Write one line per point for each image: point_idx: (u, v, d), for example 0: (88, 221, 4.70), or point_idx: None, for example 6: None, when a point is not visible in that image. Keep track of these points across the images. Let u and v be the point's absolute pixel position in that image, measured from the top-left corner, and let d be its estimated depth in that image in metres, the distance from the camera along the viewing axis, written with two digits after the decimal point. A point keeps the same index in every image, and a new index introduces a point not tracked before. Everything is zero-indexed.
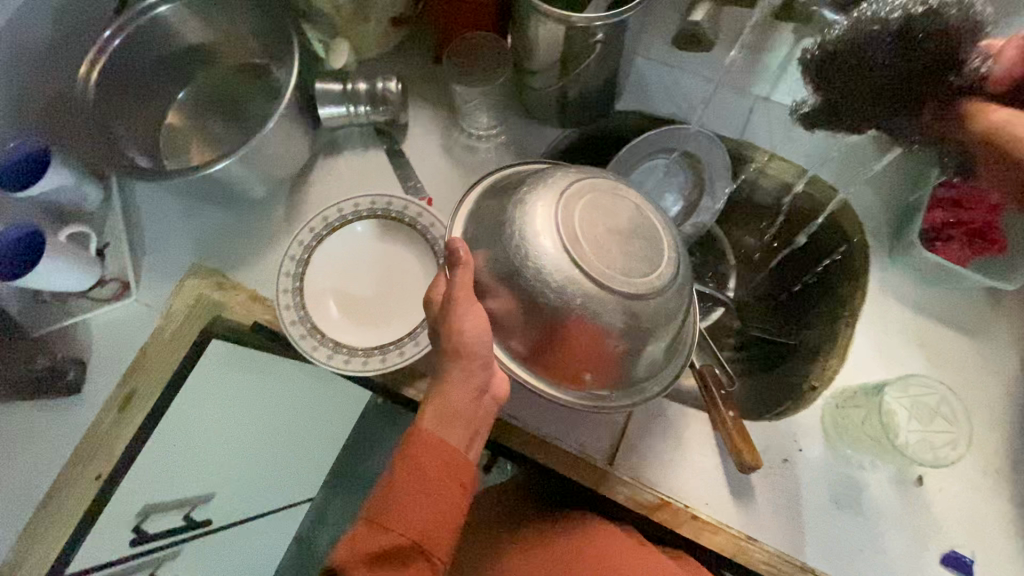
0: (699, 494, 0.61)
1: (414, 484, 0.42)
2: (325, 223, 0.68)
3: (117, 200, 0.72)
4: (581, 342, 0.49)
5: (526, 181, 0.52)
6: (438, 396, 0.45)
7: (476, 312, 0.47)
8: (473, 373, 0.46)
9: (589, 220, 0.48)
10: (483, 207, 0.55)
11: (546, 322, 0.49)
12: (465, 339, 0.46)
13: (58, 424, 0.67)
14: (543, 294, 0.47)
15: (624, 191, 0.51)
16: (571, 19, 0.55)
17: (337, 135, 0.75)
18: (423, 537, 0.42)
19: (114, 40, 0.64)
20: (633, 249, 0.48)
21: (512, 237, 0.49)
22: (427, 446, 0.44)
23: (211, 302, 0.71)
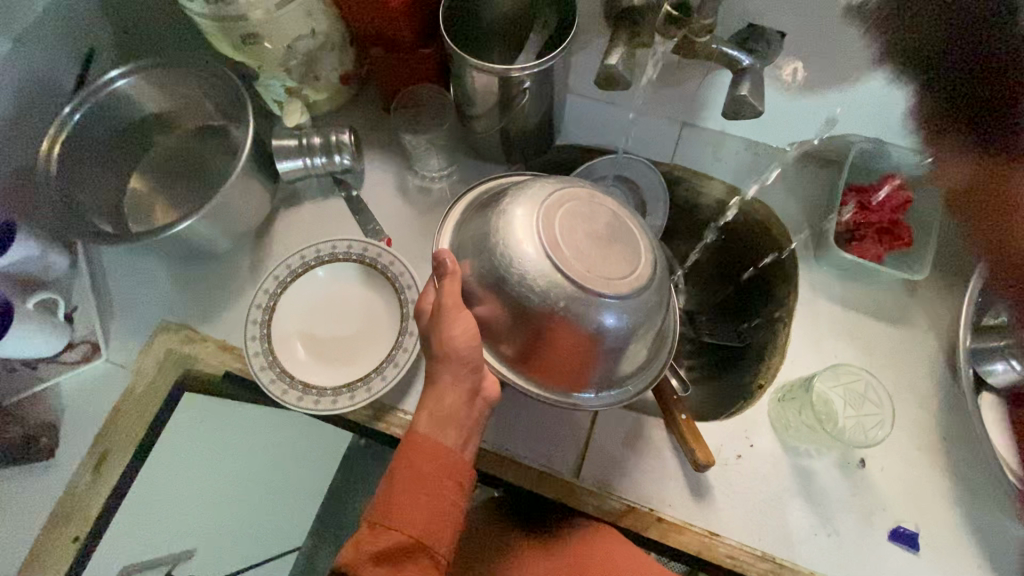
0: (661, 496, 0.64)
1: (413, 483, 0.48)
2: (289, 271, 0.71)
3: (84, 266, 0.74)
4: (563, 344, 0.53)
5: (508, 193, 0.56)
6: (431, 401, 0.51)
7: (461, 320, 0.52)
8: (463, 378, 0.52)
9: (568, 227, 0.52)
10: (466, 222, 0.59)
11: (524, 330, 0.53)
12: (455, 344, 0.51)
13: (32, 490, 0.68)
14: (522, 300, 0.51)
15: (600, 200, 0.55)
16: (499, 70, 0.61)
17: (297, 188, 0.79)
18: (424, 531, 0.47)
19: (74, 115, 0.69)
20: (610, 253, 0.52)
21: (496, 246, 0.52)
22: (425, 447, 0.49)
23: (181, 356, 0.72)
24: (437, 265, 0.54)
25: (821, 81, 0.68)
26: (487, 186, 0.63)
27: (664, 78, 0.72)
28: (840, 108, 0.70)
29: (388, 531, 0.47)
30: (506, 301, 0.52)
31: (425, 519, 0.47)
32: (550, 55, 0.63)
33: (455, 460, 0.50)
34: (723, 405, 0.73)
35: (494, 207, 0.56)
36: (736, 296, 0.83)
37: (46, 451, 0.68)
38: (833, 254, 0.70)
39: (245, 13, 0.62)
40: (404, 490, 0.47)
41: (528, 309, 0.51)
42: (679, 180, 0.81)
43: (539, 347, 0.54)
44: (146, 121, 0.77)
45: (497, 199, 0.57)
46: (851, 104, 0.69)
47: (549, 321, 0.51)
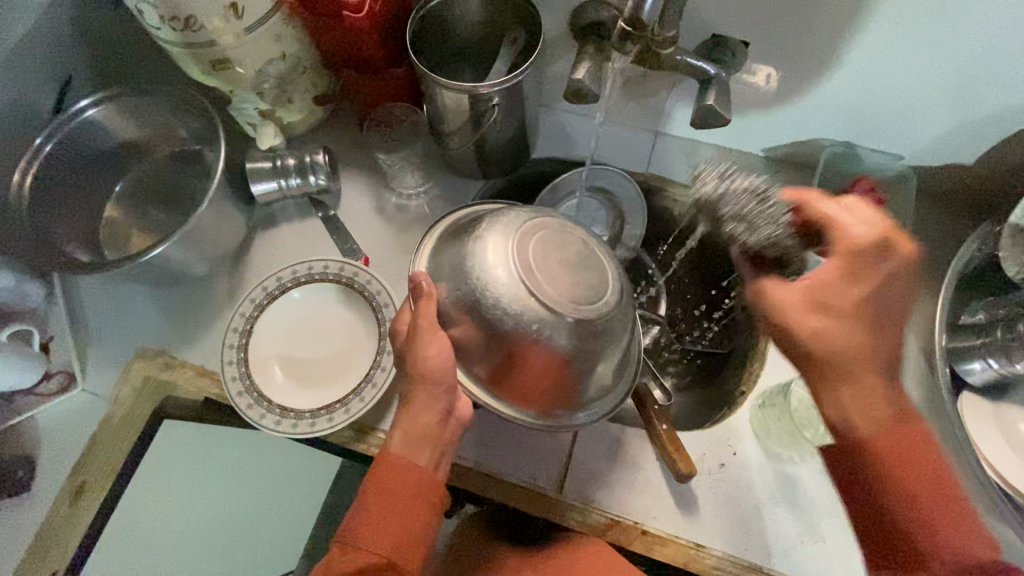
0: (646, 509, 0.63)
1: (383, 502, 0.50)
2: (266, 293, 0.71)
3: (60, 295, 0.74)
4: (534, 365, 0.53)
5: (482, 220, 0.56)
6: (406, 421, 0.52)
7: (437, 341, 0.52)
8: (438, 398, 0.52)
9: (541, 254, 0.52)
10: (440, 246, 0.59)
11: (494, 354, 0.53)
12: (430, 365, 0.51)
13: (8, 525, 0.67)
14: (495, 323, 0.51)
15: (573, 227, 0.55)
16: (466, 88, 0.62)
17: (274, 210, 0.79)
18: (395, 551, 0.49)
19: (46, 145, 0.69)
20: (583, 281, 0.52)
21: (470, 270, 0.52)
22: (397, 468, 0.51)
23: (159, 382, 0.72)
24: (414, 287, 0.54)
25: (788, 88, 0.68)
26: (460, 212, 0.63)
27: (633, 89, 0.73)
28: (810, 113, 0.71)
29: (358, 550, 0.48)
30: (479, 325, 0.52)
31: (395, 539, 0.49)
32: (517, 72, 0.63)
33: (426, 479, 0.51)
34: (706, 415, 0.73)
35: (468, 232, 0.56)
36: (717, 302, 0.82)
37: (23, 484, 0.67)
38: (809, 258, 0.70)
39: (213, 39, 0.63)
40: (377, 509, 0.49)
41: (500, 333, 0.51)
42: (654, 188, 0.81)
43: (512, 370, 0.54)
44: (120, 149, 0.77)
45: (472, 222, 0.57)
46: (821, 107, 0.70)
47: (520, 345, 0.51)
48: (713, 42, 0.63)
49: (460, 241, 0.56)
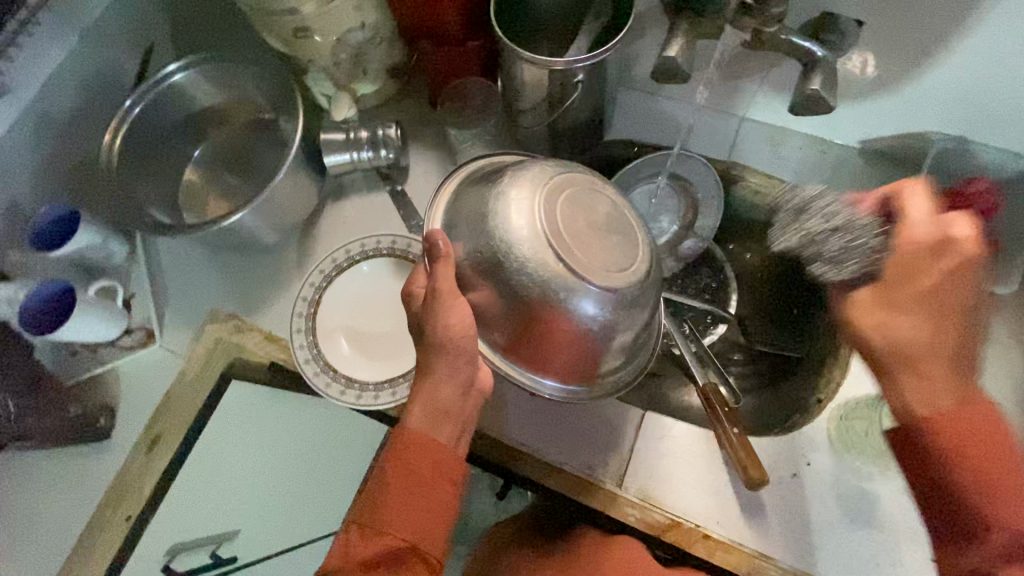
0: (707, 514, 0.61)
1: (406, 484, 0.48)
2: (335, 265, 0.71)
3: (142, 253, 0.76)
4: (562, 334, 0.52)
5: (505, 172, 0.55)
6: (427, 393, 0.51)
7: (458, 308, 0.51)
8: (458, 370, 0.51)
9: (568, 214, 0.51)
10: (461, 198, 0.58)
11: (519, 323, 0.52)
12: (449, 334, 0.50)
13: (87, 470, 0.71)
14: (520, 288, 0.50)
15: (600, 186, 0.54)
16: (549, 64, 0.59)
17: (344, 180, 0.79)
18: (416, 536, 0.47)
19: (134, 108, 0.71)
20: (611, 244, 0.51)
21: (494, 229, 0.51)
22: (418, 446, 0.49)
23: (230, 344, 0.74)
24: (432, 248, 0.54)
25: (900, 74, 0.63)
26: (474, 163, 0.62)
27: (726, 71, 0.69)
28: (918, 105, 0.65)
29: (380, 535, 0.47)
30: (502, 290, 0.51)
31: (418, 523, 0.47)
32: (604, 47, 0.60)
33: (449, 459, 0.49)
34: (777, 419, 0.69)
35: (491, 185, 0.54)
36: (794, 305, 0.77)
37: (104, 431, 0.71)
38: None
39: (297, 7, 0.62)
40: (397, 488, 0.47)
41: (523, 301, 0.51)
42: (733, 177, 0.77)
43: (535, 337, 0.53)
44: (201, 113, 0.78)
45: (495, 177, 0.55)
46: (929, 97, 0.64)
47: (546, 313, 0.50)
48: (820, 20, 0.60)
49: (480, 197, 0.54)
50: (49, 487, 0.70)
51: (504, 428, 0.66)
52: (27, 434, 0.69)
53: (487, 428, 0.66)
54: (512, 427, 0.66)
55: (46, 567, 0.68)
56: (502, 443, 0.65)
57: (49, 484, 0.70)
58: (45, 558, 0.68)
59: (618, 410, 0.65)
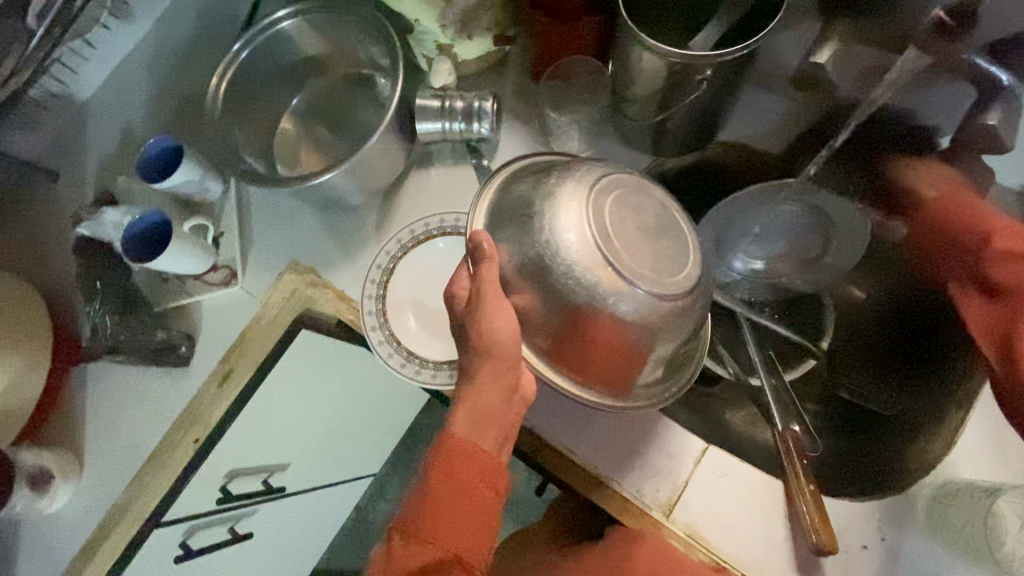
0: (759, 566, 0.58)
1: (452, 495, 0.45)
2: (412, 236, 0.71)
3: (234, 193, 0.78)
4: (606, 341, 0.48)
5: (552, 174, 0.51)
6: (471, 399, 0.47)
7: (503, 311, 0.49)
8: (504, 375, 0.49)
9: (617, 215, 0.47)
10: (505, 196, 0.53)
11: (566, 329, 0.49)
12: (496, 337, 0.48)
13: (166, 390, 0.76)
14: (568, 295, 0.47)
15: (649, 188, 0.50)
16: (676, 57, 0.53)
17: (430, 149, 0.77)
18: (463, 548, 0.45)
19: (242, 52, 0.71)
20: (662, 248, 0.48)
21: (542, 232, 0.48)
22: (464, 451, 0.47)
23: (304, 296, 0.76)
24: (472, 248, 0.50)
25: None
26: (517, 162, 0.57)
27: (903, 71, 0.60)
28: None
29: (424, 545, 0.45)
30: (547, 294, 0.48)
31: (464, 537, 0.45)
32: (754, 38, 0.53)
33: (494, 467, 0.47)
34: (856, 474, 0.65)
35: (540, 186, 0.50)
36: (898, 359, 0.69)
37: (184, 358, 0.75)
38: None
39: None
40: (440, 499, 0.45)
41: (570, 306, 0.47)
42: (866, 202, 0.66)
43: (577, 342, 0.49)
44: (302, 63, 0.77)
45: (544, 175, 0.51)
46: None
47: (592, 319, 0.47)
48: None
49: (528, 197, 0.50)
50: (134, 399, 0.76)
51: (555, 433, 0.63)
52: (117, 347, 0.73)
53: (538, 428, 0.64)
54: (562, 433, 0.63)
55: (121, 472, 0.74)
56: (551, 446, 0.63)
57: (134, 396, 0.76)
58: (123, 463, 0.75)
59: (675, 435, 0.62)
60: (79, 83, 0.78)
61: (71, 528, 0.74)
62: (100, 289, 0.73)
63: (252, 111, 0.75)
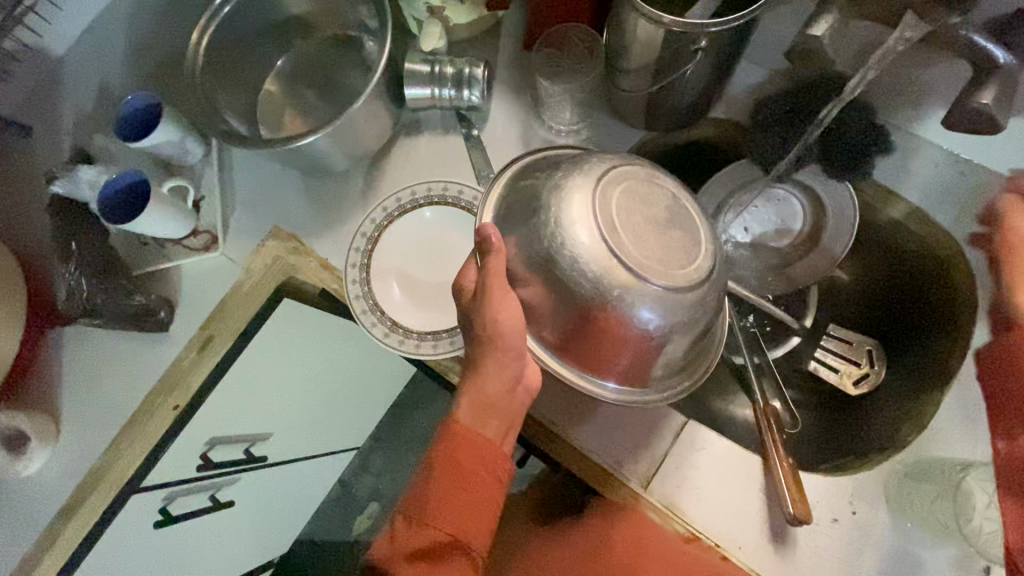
0: (733, 536, 0.59)
1: (448, 478, 0.47)
2: (397, 205, 0.69)
3: (216, 156, 0.77)
4: (614, 332, 0.48)
5: (562, 166, 0.51)
6: (473, 387, 0.50)
7: (508, 303, 0.49)
8: (507, 362, 0.50)
9: (624, 207, 0.47)
10: (514, 190, 0.54)
11: (573, 322, 0.49)
12: (500, 326, 0.49)
13: (146, 354, 0.75)
14: (573, 286, 0.47)
15: (661, 180, 0.50)
16: (671, 23, 0.51)
17: (419, 116, 0.75)
18: (460, 530, 0.47)
19: (224, 7, 0.68)
20: (670, 240, 0.47)
21: (550, 224, 0.47)
22: (464, 439, 0.48)
23: (287, 264, 0.75)
24: (481, 242, 0.50)
25: None
26: (525, 156, 0.57)
27: (898, 61, 0.60)
28: None
29: (423, 527, 0.47)
30: (551, 285, 0.48)
31: (461, 520, 0.47)
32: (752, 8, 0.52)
33: (490, 453, 0.48)
34: (835, 452, 0.66)
35: (547, 181, 0.50)
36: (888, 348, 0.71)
37: (164, 323, 0.74)
38: None
39: None
40: (442, 485, 0.47)
41: (576, 297, 0.47)
42: (867, 205, 0.70)
43: (583, 335, 0.49)
44: (288, 22, 0.75)
45: (555, 169, 0.52)
46: None
47: (600, 312, 0.47)
48: None
49: (536, 190, 0.50)
50: (111, 363, 0.75)
51: (537, 405, 0.63)
52: (96, 311, 0.70)
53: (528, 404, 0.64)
54: (544, 407, 0.63)
55: (100, 436, 0.74)
56: (533, 418, 0.64)
57: (111, 361, 0.75)
58: (101, 426, 0.74)
59: (660, 411, 0.63)
60: (54, 36, 0.75)
61: (49, 489, 0.73)
62: (75, 250, 0.70)
63: (234, 71, 0.72)
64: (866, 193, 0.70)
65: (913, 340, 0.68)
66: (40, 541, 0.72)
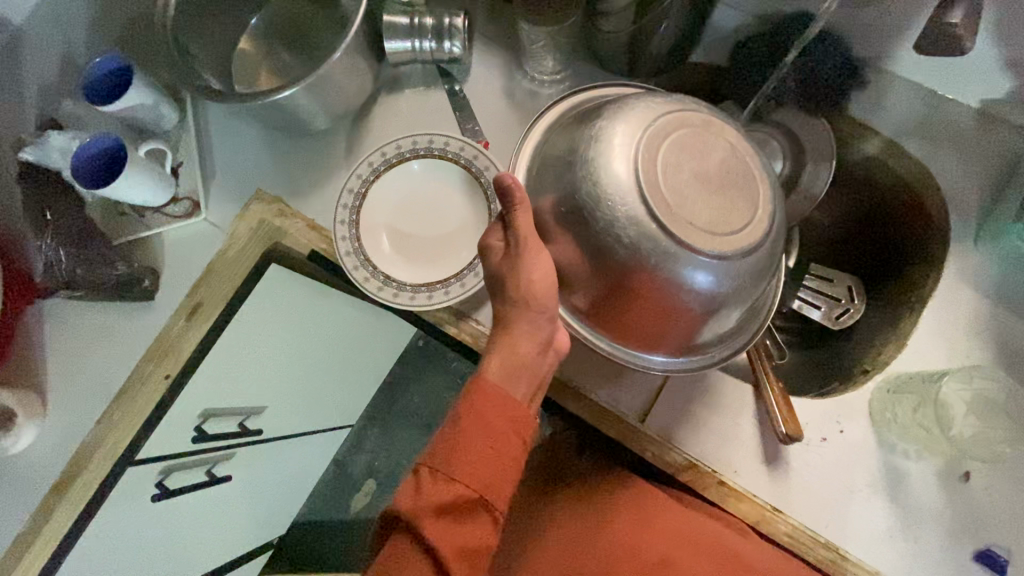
0: (728, 461, 0.62)
1: (479, 431, 0.44)
2: (383, 159, 0.68)
3: (191, 121, 0.75)
4: (651, 300, 0.50)
5: (604, 111, 0.52)
6: (504, 349, 0.49)
7: (543, 262, 0.51)
8: (539, 327, 0.50)
9: (672, 165, 0.48)
10: (549, 142, 0.57)
11: (610, 287, 0.51)
12: (534, 288, 0.50)
13: (130, 325, 0.74)
14: (608, 249, 0.48)
15: (715, 135, 0.50)
16: None
17: (400, 72, 0.74)
18: (488, 487, 0.44)
19: None
20: (718, 203, 0.48)
21: (586, 176, 0.49)
22: (495, 395, 0.46)
23: (272, 227, 0.74)
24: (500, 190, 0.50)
25: None
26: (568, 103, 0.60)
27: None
28: None
29: (451, 481, 0.43)
30: (586, 248, 0.50)
31: (491, 475, 0.44)
32: None
33: (521, 414, 0.47)
34: (818, 381, 0.69)
35: (586, 125, 0.52)
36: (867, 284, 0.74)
37: (149, 291, 0.73)
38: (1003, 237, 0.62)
39: None
40: (472, 437, 0.44)
41: (612, 263, 0.49)
42: (845, 142, 0.72)
43: (622, 301, 0.51)
44: None
45: (591, 117, 0.53)
46: None
47: (639, 279, 0.49)
48: None
49: (572, 140, 0.52)
50: (96, 336, 0.73)
51: None
52: (76, 282, 0.68)
53: None
54: None
55: (90, 409, 0.73)
56: None
57: (97, 334, 0.74)
58: (89, 399, 0.73)
59: None
60: None
61: (38, 468, 0.72)
62: (52, 220, 0.67)
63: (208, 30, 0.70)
64: (840, 130, 0.72)
65: (894, 271, 0.71)
66: (33, 519, 0.70)
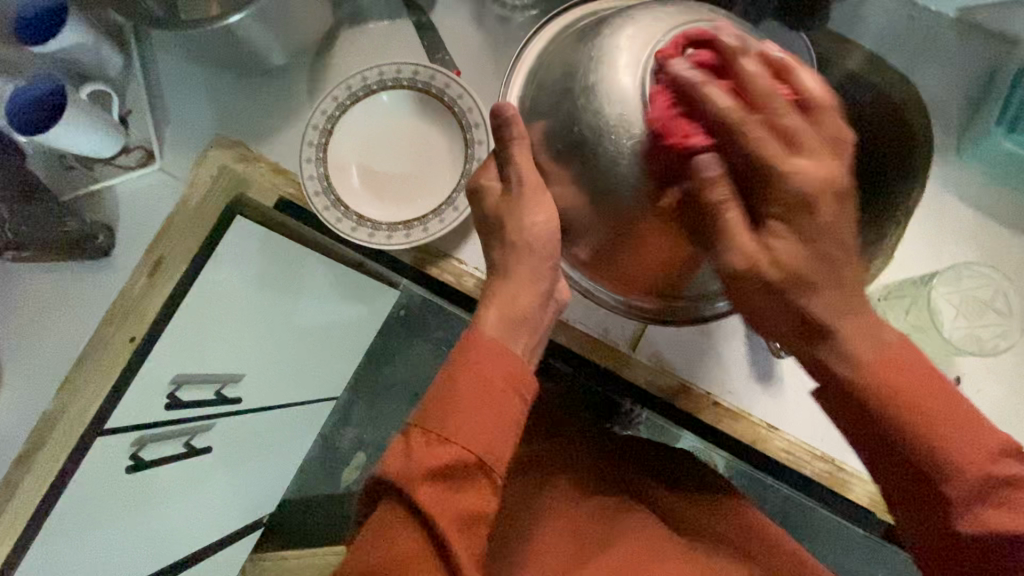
0: (723, 382, 0.62)
1: (476, 390, 0.42)
2: (349, 92, 0.64)
3: (137, 63, 0.69)
4: (655, 244, 0.45)
5: (605, 27, 0.46)
6: (503, 299, 0.46)
7: (543, 205, 0.47)
8: (541, 276, 0.48)
9: None
10: (542, 68, 0.52)
11: (610, 233, 0.47)
12: (536, 232, 0.47)
13: (88, 286, 0.69)
14: (605, 190, 0.44)
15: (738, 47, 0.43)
16: None
17: (362, 3, 0.70)
18: (485, 448, 0.41)
19: None
20: None
21: (584, 106, 0.44)
22: (491, 348, 0.43)
23: (233, 174, 0.69)
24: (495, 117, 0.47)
25: None
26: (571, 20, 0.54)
27: None
28: None
29: (445, 443, 0.40)
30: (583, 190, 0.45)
31: (490, 434, 0.41)
32: None
33: (521, 368, 0.44)
34: None
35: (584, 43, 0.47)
36: None
37: (104, 248, 0.68)
38: (985, 141, 0.62)
39: None
40: (466, 394, 0.41)
41: (611, 205, 0.44)
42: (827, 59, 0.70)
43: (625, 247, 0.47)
44: None
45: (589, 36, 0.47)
46: None
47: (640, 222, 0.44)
48: None
49: (569, 62, 0.47)
50: (52, 300, 0.69)
51: None
52: (25, 242, 0.64)
53: None
54: None
55: (51, 377, 0.69)
56: None
57: (53, 297, 0.69)
58: (50, 365, 0.69)
59: None
60: None
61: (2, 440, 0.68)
62: None
63: None
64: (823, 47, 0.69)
65: None
66: None
